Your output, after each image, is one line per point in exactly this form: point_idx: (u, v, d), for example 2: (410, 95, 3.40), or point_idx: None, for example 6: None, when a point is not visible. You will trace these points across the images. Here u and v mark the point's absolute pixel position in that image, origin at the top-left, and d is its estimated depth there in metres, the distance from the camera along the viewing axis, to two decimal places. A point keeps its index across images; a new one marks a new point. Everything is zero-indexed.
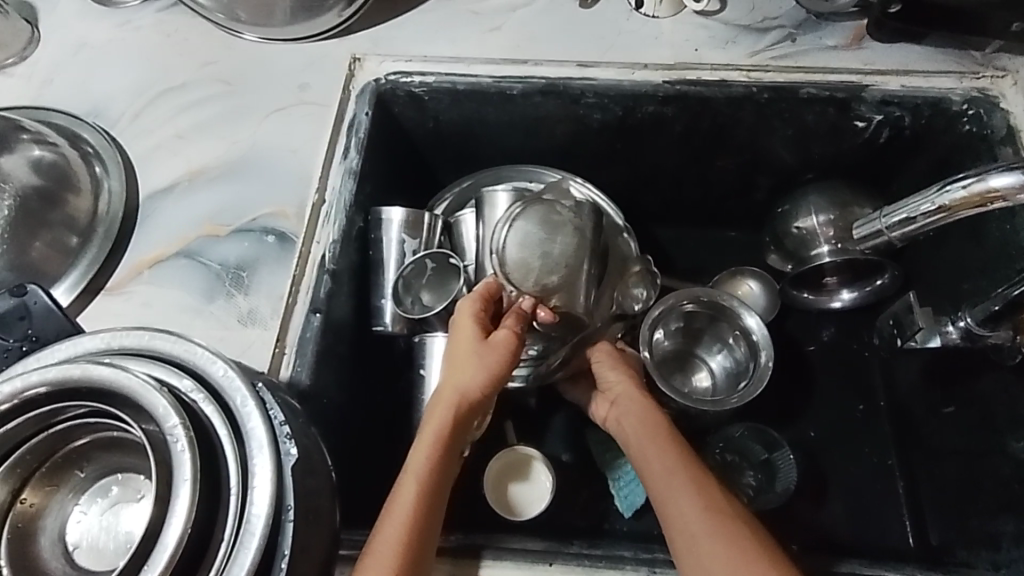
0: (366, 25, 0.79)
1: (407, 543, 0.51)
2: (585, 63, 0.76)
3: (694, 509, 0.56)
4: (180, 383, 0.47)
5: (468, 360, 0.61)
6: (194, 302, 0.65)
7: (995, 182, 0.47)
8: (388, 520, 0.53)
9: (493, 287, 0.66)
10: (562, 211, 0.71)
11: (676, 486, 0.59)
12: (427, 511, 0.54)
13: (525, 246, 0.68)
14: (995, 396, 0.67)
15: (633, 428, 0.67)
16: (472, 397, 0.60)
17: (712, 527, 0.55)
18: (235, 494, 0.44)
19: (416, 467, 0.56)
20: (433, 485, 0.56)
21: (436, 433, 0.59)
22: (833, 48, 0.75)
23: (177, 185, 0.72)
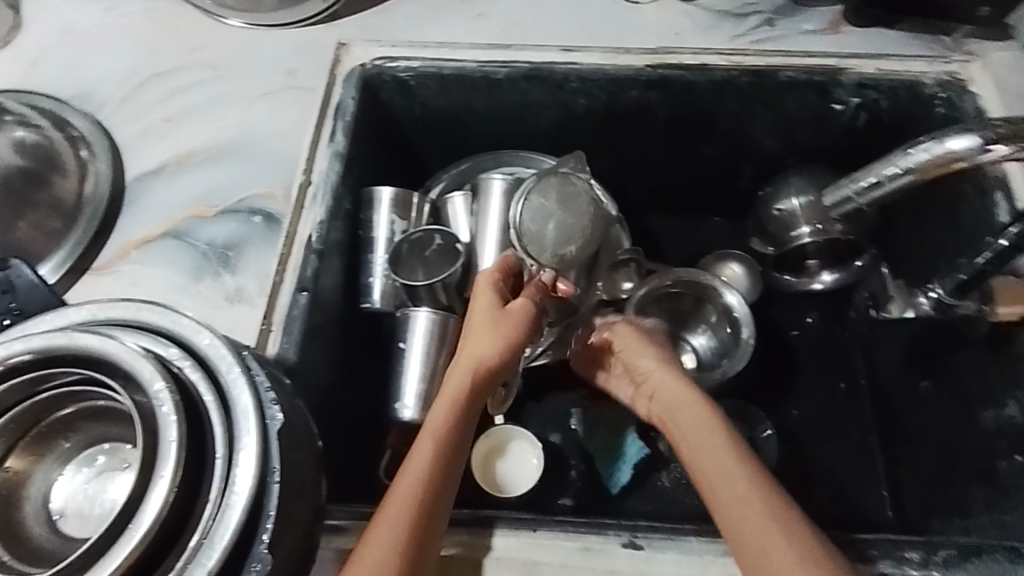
0: (353, 12, 0.80)
1: (414, 512, 0.51)
2: (570, 48, 0.77)
3: (762, 524, 0.51)
4: (166, 352, 0.48)
5: (487, 328, 0.62)
6: (182, 281, 0.66)
7: (953, 144, 0.49)
8: (399, 489, 0.53)
9: (511, 261, 0.69)
10: (578, 181, 0.75)
11: (742, 496, 0.53)
12: (439, 480, 0.54)
13: (539, 219, 0.72)
14: (969, 371, 0.69)
15: (686, 421, 0.61)
16: (487, 367, 0.60)
17: (784, 544, 0.49)
18: (221, 457, 0.45)
19: (433, 428, 0.57)
20: (448, 454, 0.56)
21: (453, 397, 0.59)
22: (812, 33, 0.77)
23: (165, 168, 0.73)
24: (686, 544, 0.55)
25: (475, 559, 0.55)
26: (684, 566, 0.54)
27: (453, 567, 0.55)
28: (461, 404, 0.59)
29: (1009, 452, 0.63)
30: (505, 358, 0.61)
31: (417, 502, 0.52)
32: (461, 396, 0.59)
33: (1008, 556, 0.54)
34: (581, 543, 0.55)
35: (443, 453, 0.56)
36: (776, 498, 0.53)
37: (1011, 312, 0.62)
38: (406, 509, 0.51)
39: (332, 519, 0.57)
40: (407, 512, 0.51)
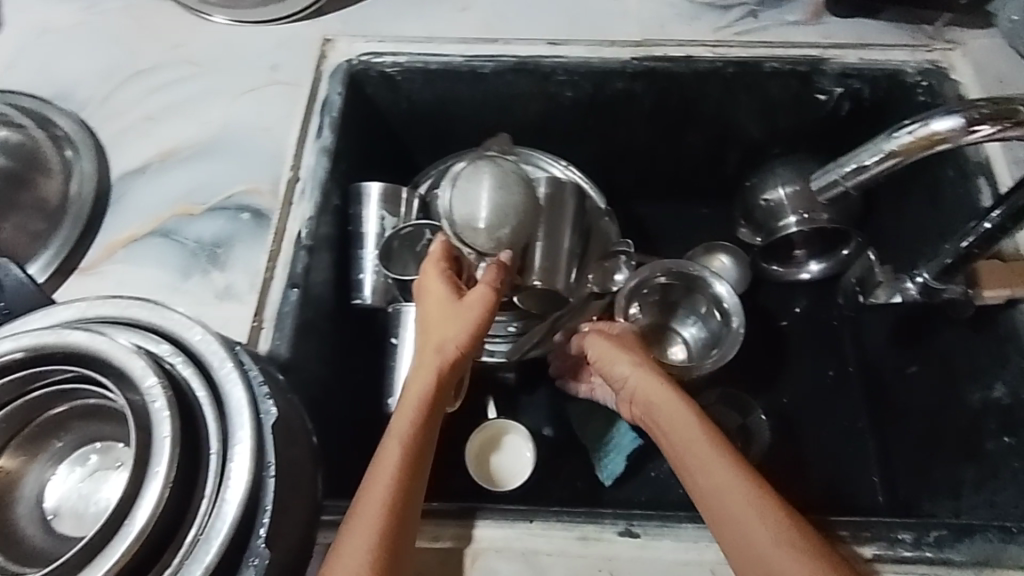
0: (337, 7, 0.80)
1: (386, 517, 0.50)
2: (555, 41, 0.78)
3: (752, 516, 0.50)
4: (157, 348, 0.47)
5: (447, 322, 0.61)
6: (169, 280, 0.65)
7: (936, 126, 0.49)
8: (367, 494, 0.51)
9: (448, 246, 0.66)
10: (504, 164, 0.72)
11: (730, 489, 0.52)
12: (410, 483, 0.53)
13: (467, 204, 0.69)
14: (953, 351, 0.70)
15: (666, 415, 0.60)
16: (448, 359, 0.59)
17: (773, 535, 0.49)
18: (216, 452, 0.44)
19: (399, 430, 0.55)
20: (416, 456, 0.55)
21: (420, 398, 0.58)
22: (794, 23, 0.78)
23: (149, 166, 0.72)
24: (683, 531, 0.55)
25: (472, 550, 0.55)
26: (683, 551, 0.55)
27: (453, 559, 0.55)
28: (428, 404, 0.58)
29: (997, 432, 0.64)
30: (463, 349, 0.60)
31: (389, 507, 0.51)
32: (426, 394, 0.58)
33: (999, 534, 0.55)
34: (579, 532, 0.56)
35: (411, 456, 0.54)
36: (762, 489, 0.52)
37: (996, 292, 0.63)
38: (377, 515, 0.50)
39: (326, 514, 0.56)
40: (379, 518, 0.50)
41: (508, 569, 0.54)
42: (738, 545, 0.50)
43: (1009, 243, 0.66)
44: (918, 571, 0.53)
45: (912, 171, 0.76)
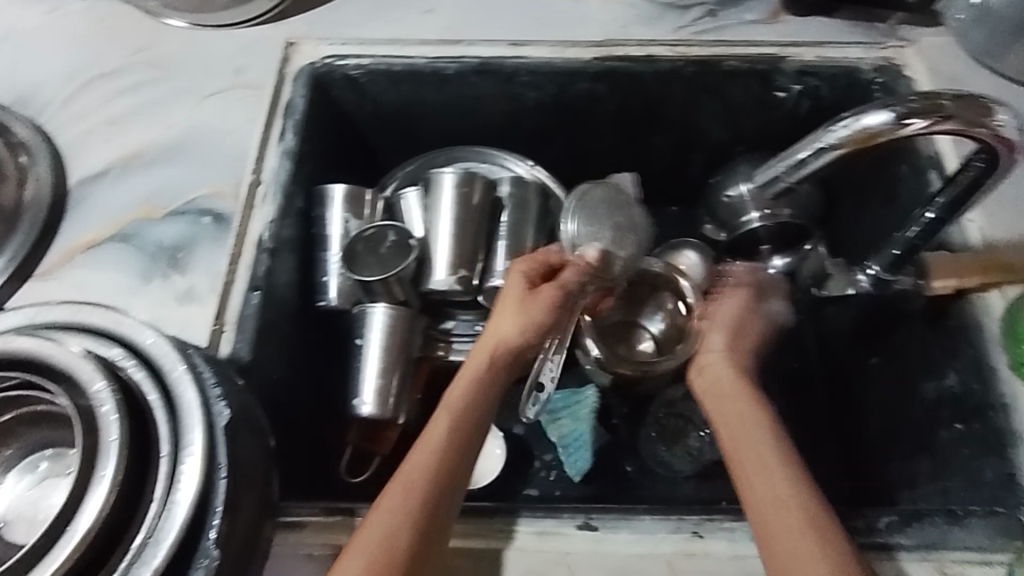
0: (300, 10, 0.80)
1: (422, 489, 0.53)
2: (518, 42, 0.78)
3: (796, 520, 0.52)
4: (109, 351, 0.47)
5: (512, 312, 0.65)
6: (129, 283, 0.65)
7: (869, 121, 0.51)
8: (410, 466, 0.55)
9: (551, 256, 0.71)
10: (629, 197, 0.79)
11: (777, 489, 0.54)
12: (452, 465, 0.56)
13: (589, 220, 0.74)
14: (910, 344, 0.71)
15: (733, 417, 0.63)
16: (507, 346, 0.64)
17: (809, 533, 0.51)
18: (166, 455, 0.45)
19: (454, 409, 0.60)
20: (463, 439, 0.58)
21: (475, 380, 0.62)
22: (753, 23, 0.79)
23: (110, 170, 0.72)
24: (640, 523, 0.56)
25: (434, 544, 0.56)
26: (639, 544, 0.55)
27: None
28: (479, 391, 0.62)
29: (950, 421, 0.65)
30: (525, 340, 0.65)
31: (428, 482, 0.54)
32: (480, 378, 0.63)
33: (946, 519, 0.56)
34: (537, 527, 0.56)
35: (462, 441, 0.58)
36: (812, 499, 0.54)
37: (944, 284, 0.65)
38: (413, 486, 0.53)
39: (285, 515, 0.55)
40: (417, 488, 0.53)
41: (466, 566, 0.55)
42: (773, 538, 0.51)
43: (956, 230, 0.68)
44: (867, 558, 0.55)
45: (870, 167, 0.77)
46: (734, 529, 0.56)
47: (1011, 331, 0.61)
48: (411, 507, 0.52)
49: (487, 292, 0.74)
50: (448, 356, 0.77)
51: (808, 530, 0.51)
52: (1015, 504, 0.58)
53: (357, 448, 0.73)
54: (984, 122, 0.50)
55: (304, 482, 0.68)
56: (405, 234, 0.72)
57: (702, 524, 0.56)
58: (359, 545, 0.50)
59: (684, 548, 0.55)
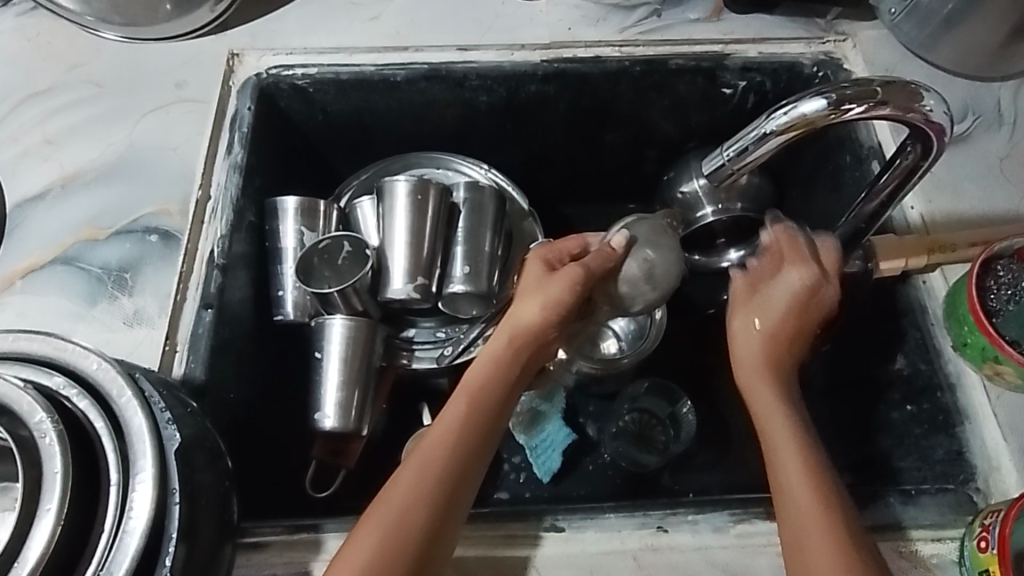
0: (242, 21, 0.79)
1: (436, 475, 0.52)
2: (465, 47, 0.78)
3: (815, 511, 0.50)
4: (50, 380, 0.46)
5: (536, 292, 0.62)
6: (74, 308, 0.63)
7: (806, 108, 0.52)
8: (427, 444, 0.54)
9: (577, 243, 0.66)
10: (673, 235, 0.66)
11: (798, 478, 0.52)
12: (472, 449, 0.54)
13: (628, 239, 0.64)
14: (861, 329, 0.73)
15: (761, 392, 0.60)
16: (527, 332, 0.61)
17: (823, 529, 0.49)
18: (116, 482, 0.43)
19: (473, 391, 0.57)
20: (479, 423, 0.56)
21: (489, 367, 0.59)
22: (696, 21, 0.80)
23: (49, 192, 0.69)
24: (605, 521, 0.57)
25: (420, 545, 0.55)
26: (606, 541, 0.56)
27: None
28: (491, 381, 0.58)
29: (901, 402, 0.67)
30: (550, 321, 0.61)
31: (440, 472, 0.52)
32: (502, 359, 0.60)
33: (898, 498, 0.58)
34: (505, 531, 0.56)
35: (467, 441, 0.55)
36: (835, 491, 0.51)
37: (891, 265, 0.65)
38: (430, 465, 0.52)
39: (249, 536, 0.55)
40: (433, 469, 0.52)
41: None
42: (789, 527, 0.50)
43: (898, 212, 0.69)
44: None
45: (816, 158, 0.79)
46: (697, 520, 0.57)
47: (953, 312, 0.63)
48: (426, 489, 0.51)
49: (447, 297, 0.74)
50: (411, 364, 0.76)
51: (823, 523, 0.49)
52: (963, 480, 0.60)
53: (323, 463, 0.72)
54: (915, 106, 0.51)
55: (265, 500, 0.66)
56: (360, 244, 0.70)
57: (667, 518, 0.57)
58: (373, 522, 0.50)
59: (649, 542, 0.56)
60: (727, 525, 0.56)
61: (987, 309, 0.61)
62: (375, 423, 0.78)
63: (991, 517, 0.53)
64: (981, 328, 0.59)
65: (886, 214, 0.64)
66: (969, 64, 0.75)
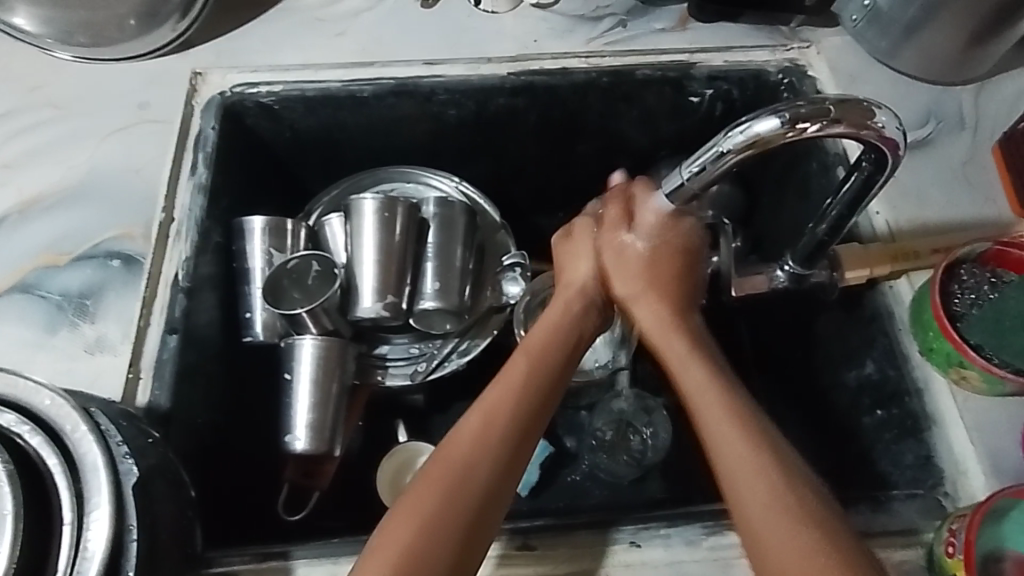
0: (206, 38, 0.78)
1: (495, 440, 0.51)
2: (432, 61, 0.78)
3: (750, 471, 0.47)
4: (1, 418, 0.45)
5: (584, 254, 0.66)
6: (34, 336, 0.62)
7: (762, 127, 0.50)
8: (482, 405, 0.53)
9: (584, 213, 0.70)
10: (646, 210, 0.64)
11: (734, 440, 0.49)
12: (531, 406, 0.54)
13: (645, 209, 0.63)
14: (831, 333, 0.73)
15: (677, 349, 0.58)
16: (590, 287, 0.65)
17: (774, 497, 0.46)
18: (69, 522, 0.42)
19: (529, 352, 0.57)
20: (542, 382, 0.55)
21: (554, 322, 0.61)
22: (662, 31, 0.80)
23: (8, 218, 0.68)
24: (578, 539, 0.56)
25: None
26: (579, 558, 0.56)
27: None
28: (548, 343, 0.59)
29: (872, 408, 0.67)
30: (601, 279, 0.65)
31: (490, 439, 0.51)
32: (562, 320, 0.61)
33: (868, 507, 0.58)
34: None
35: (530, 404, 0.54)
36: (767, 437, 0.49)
37: (857, 275, 0.66)
38: (491, 424, 0.52)
39: (215, 566, 0.54)
40: (494, 425, 0.52)
41: None
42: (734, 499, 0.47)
43: (864, 220, 0.70)
44: None
45: (785, 164, 0.80)
46: (669, 535, 0.56)
47: (919, 318, 0.63)
48: (490, 442, 0.51)
49: (419, 314, 0.73)
50: (385, 381, 0.75)
51: (771, 504, 0.46)
52: (933, 485, 0.60)
53: (295, 485, 0.71)
54: (868, 123, 0.51)
55: (233, 527, 0.65)
56: (329, 263, 0.70)
57: (639, 533, 0.57)
58: (436, 477, 0.49)
59: (622, 559, 0.56)
60: (700, 538, 0.56)
61: (952, 314, 0.62)
62: (351, 441, 0.78)
63: (957, 521, 0.53)
64: (946, 334, 0.60)
65: (848, 227, 0.63)
66: (931, 70, 0.75)
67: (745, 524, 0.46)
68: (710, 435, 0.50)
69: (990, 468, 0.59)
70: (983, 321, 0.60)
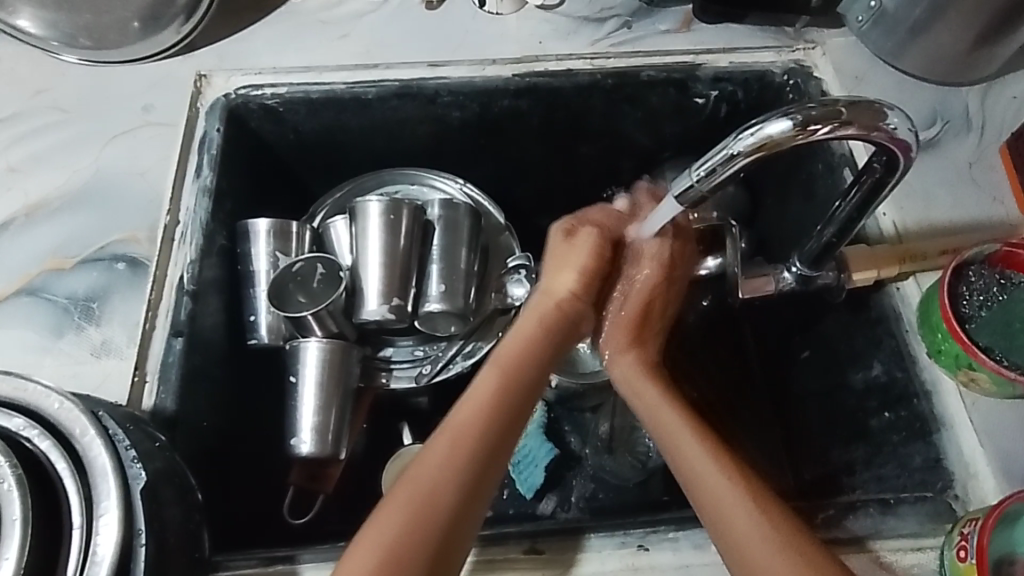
0: (209, 41, 0.78)
1: (457, 468, 0.50)
2: (436, 63, 0.78)
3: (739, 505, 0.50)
4: (10, 422, 0.45)
5: (570, 265, 0.65)
6: (40, 340, 0.62)
7: (772, 129, 0.50)
8: (449, 428, 0.53)
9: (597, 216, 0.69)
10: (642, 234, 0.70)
11: (694, 448, 0.55)
12: (495, 433, 0.53)
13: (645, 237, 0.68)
14: (838, 335, 0.72)
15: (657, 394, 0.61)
16: (566, 308, 0.63)
17: (738, 497, 0.51)
18: (79, 526, 0.42)
19: (497, 380, 0.56)
20: (506, 406, 0.55)
21: (523, 340, 0.60)
22: (666, 32, 0.80)
23: (14, 221, 0.68)
24: (586, 542, 0.56)
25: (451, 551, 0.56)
26: (587, 562, 0.56)
27: None
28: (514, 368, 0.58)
29: (879, 410, 0.67)
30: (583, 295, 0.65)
31: (455, 471, 0.50)
32: (534, 342, 0.60)
33: (877, 509, 0.58)
34: (484, 555, 0.56)
35: (492, 429, 0.53)
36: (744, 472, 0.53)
37: (864, 276, 0.66)
38: (458, 450, 0.51)
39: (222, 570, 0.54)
40: (460, 451, 0.51)
41: None
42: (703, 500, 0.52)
43: (871, 222, 0.70)
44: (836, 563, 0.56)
45: (790, 165, 0.79)
46: (677, 538, 0.56)
47: (927, 319, 0.63)
48: (457, 469, 0.50)
49: (424, 317, 0.73)
50: (389, 383, 0.75)
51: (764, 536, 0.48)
52: (942, 488, 0.60)
53: (301, 488, 0.72)
54: (879, 124, 0.51)
55: (238, 531, 0.65)
56: (334, 266, 0.70)
57: (646, 536, 0.56)
58: (400, 503, 0.48)
59: (630, 562, 0.56)
60: (708, 541, 0.56)
61: (960, 315, 0.61)
62: (355, 445, 0.78)
63: (969, 525, 0.53)
64: (955, 335, 0.59)
65: (857, 229, 0.63)
66: (936, 71, 0.75)
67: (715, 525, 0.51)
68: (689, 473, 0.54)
69: (999, 470, 0.59)
70: (992, 322, 0.61)
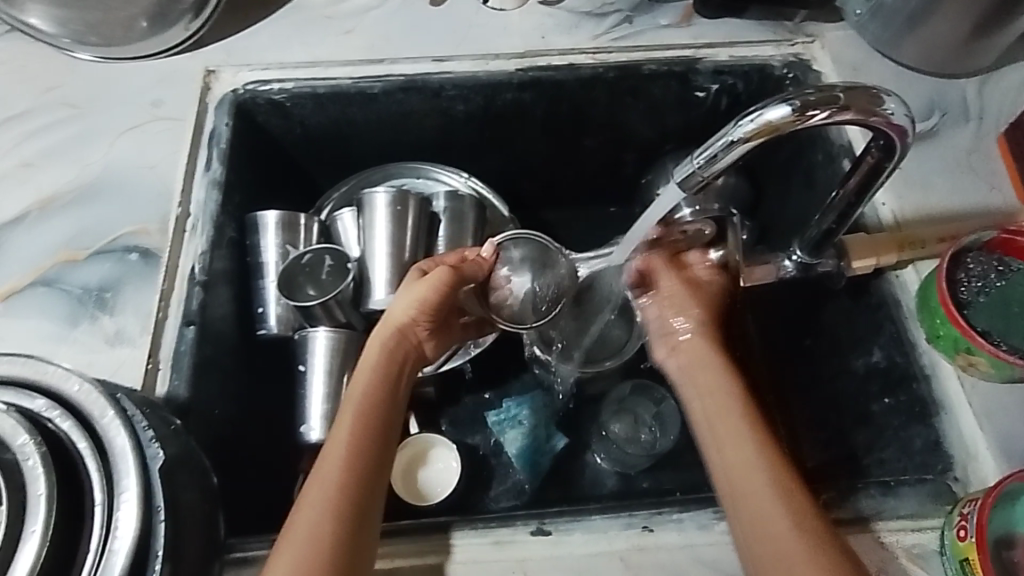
0: (216, 37, 0.79)
1: (337, 509, 0.50)
2: (441, 58, 0.79)
3: (776, 496, 0.50)
4: (32, 404, 0.46)
5: (407, 293, 0.65)
6: (55, 330, 0.63)
7: (771, 115, 0.51)
8: (322, 472, 0.52)
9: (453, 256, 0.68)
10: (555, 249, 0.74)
11: (751, 464, 0.53)
12: (366, 466, 0.53)
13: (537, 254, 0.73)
14: (837, 322, 0.74)
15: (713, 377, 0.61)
16: (406, 330, 0.65)
17: (776, 489, 0.51)
18: (101, 503, 0.43)
19: (359, 408, 0.57)
20: (372, 435, 0.55)
21: (373, 366, 0.61)
22: (668, 27, 0.81)
23: (28, 215, 0.69)
24: (592, 522, 0.57)
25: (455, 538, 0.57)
26: (592, 542, 0.57)
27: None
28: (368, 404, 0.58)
29: (879, 394, 0.68)
30: (419, 316, 0.65)
31: (342, 509, 0.50)
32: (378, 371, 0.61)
33: (880, 490, 0.59)
34: (491, 537, 0.57)
35: (358, 463, 0.53)
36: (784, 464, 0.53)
37: (864, 263, 0.67)
38: (332, 492, 0.51)
39: (236, 551, 0.55)
40: (343, 491, 0.51)
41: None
42: (744, 509, 0.51)
43: (869, 210, 0.71)
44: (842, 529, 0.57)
45: (790, 156, 0.81)
46: (683, 518, 0.57)
47: (926, 305, 0.64)
48: (336, 511, 0.50)
49: None
50: None
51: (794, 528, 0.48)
52: (942, 468, 0.61)
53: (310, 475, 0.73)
54: (876, 109, 0.52)
55: (252, 516, 0.66)
56: (342, 257, 0.71)
57: (652, 517, 0.57)
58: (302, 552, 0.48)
59: (636, 542, 0.57)
60: (712, 522, 0.57)
61: (958, 300, 0.63)
62: None
63: (968, 504, 0.54)
64: (953, 320, 0.60)
65: (857, 215, 0.65)
66: (934, 61, 0.76)
67: (758, 541, 0.49)
68: (728, 471, 0.54)
69: (997, 450, 0.60)
70: (990, 307, 0.62)
